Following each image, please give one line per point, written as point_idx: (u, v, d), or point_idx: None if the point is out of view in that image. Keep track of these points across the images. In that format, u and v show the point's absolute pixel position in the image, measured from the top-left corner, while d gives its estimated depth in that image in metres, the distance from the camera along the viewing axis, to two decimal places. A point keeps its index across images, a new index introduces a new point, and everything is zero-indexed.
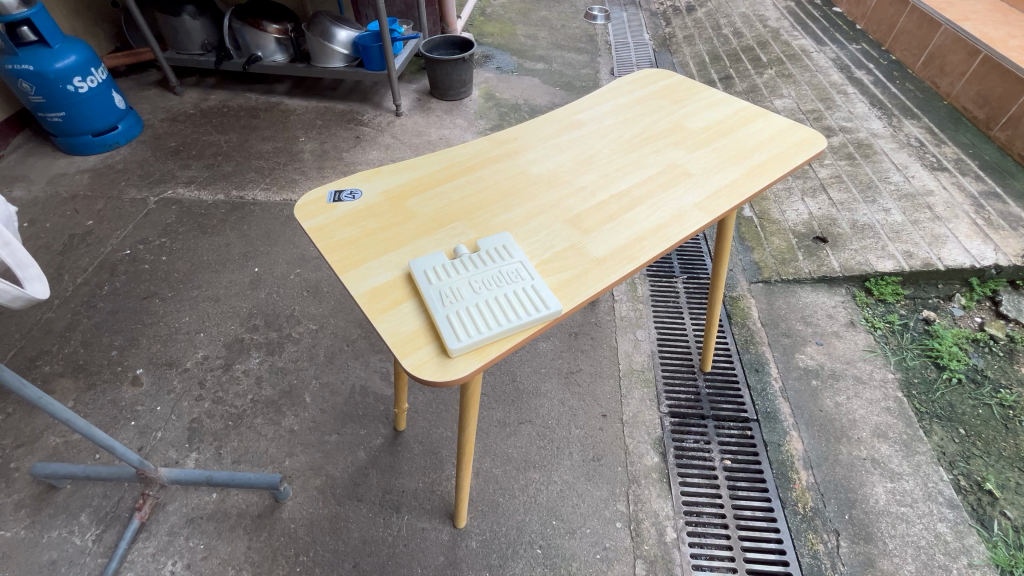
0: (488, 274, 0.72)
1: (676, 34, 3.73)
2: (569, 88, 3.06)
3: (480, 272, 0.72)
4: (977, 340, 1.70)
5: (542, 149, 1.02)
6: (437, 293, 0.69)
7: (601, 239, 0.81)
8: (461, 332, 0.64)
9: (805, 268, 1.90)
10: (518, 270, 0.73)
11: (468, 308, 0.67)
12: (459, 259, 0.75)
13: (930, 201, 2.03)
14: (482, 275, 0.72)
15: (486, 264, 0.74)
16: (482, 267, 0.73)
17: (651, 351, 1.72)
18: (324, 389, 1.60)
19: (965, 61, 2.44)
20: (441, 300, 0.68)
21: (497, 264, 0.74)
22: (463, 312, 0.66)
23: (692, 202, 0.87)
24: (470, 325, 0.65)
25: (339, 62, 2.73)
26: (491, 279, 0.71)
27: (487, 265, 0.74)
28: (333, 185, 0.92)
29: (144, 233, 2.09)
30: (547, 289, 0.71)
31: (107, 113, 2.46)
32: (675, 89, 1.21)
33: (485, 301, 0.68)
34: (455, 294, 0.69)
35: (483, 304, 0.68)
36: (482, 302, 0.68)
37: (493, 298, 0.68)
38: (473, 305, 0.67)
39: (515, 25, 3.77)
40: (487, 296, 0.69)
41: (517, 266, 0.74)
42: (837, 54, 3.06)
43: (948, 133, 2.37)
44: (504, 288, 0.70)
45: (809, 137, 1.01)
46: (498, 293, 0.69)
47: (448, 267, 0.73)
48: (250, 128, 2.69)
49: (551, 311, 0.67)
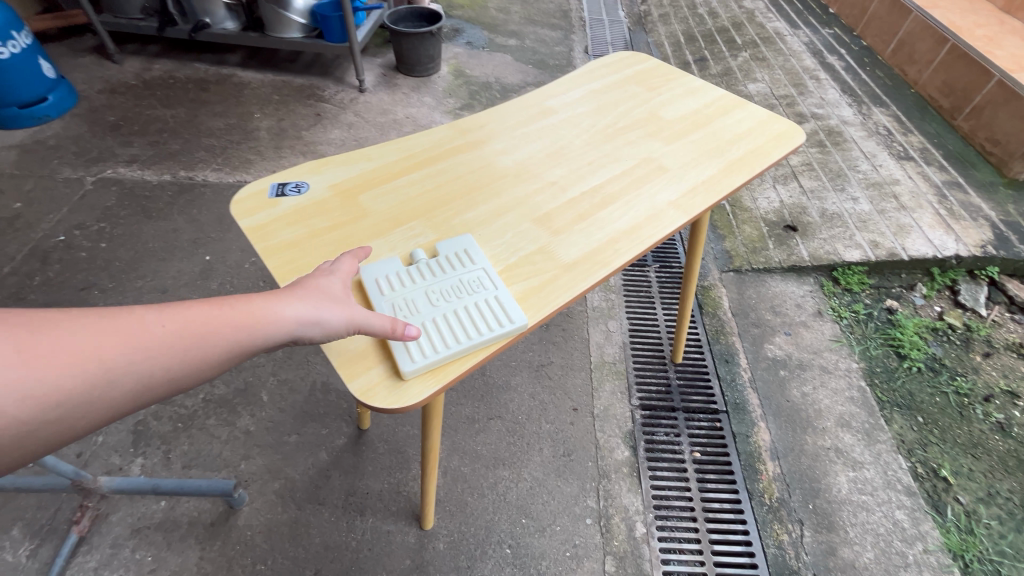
0: (447, 283, 0.67)
1: (651, 12, 3.64)
2: (542, 66, 2.96)
3: (438, 282, 0.67)
4: (937, 329, 1.74)
5: (511, 139, 0.95)
6: (389, 307, 0.63)
7: (572, 240, 0.75)
8: (416, 353, 0.59)
9: (775, 257, 1.90)
10: (480, 280, 0.68)
11: (423, 324, 0.62)
12: (415, 265, 0.69)
13: (896, 190, 2.06)
14: (441, 285, 0.66)
15: (445, 272, 0.68)
16: (441, 276, 0.68)
17: (623, 343, 1.70)
18: (282, 386, 1.51)
19: (933, 49, 2.47)
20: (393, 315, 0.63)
21: (457, 273, 0.68)
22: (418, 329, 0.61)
23: (668, 200, 0.82)
24: (426, 343, 0.60)
25: (296, 32, 2.55)
26: (450, 290, 0.66)
27: (447, 274, 0.68)
28: (276, 177, 0.83)
29: (81, 217, 1.92)
30: (514, 299, 0.67)
31: (33, 82, 2.23)
32: (651, 74, 1.14)
33: (442, 317, 0.63)
34: (409, 307, 0.63)
35: (440, 321, 0.62)
36: (438, 317, 0.63)
37: (453, 312, 0.63)
38: (429, 320, 0.62)
39: None
40: (445, 310, 0.63)
41: (480, 273, 0.69)
42: (810, 38, 3.05)
43: (915, 122, 2.40)
44: (464, 300, 0.65)
45: (788, 131, 0.97)
46: (457, 306, 0.64)
47: (399, 273, 0.68)
48: (198, 101, 2.50)
49: (515, 327, 0.63)
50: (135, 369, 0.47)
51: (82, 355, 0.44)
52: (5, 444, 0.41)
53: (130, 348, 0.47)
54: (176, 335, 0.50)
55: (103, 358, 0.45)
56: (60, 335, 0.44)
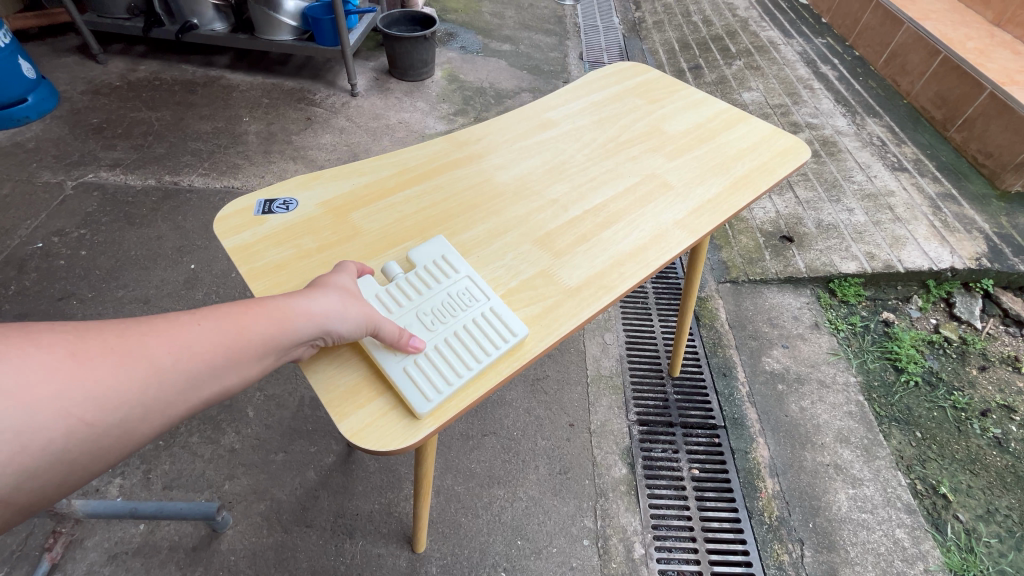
0: (446, 309, 0.65)
1: (646, 19, 3.63)
2: (537, 72, 2.94)
3: (436, 306, 0.65)
4: (933, 342, 1.73)
5: (510, 153, 0.91)
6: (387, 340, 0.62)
7: (575, 263, 0.73)
8: (419, 391, 0.58)
9: (771, 268, 1.89)
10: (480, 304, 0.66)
11: (424, 358, 0.61)
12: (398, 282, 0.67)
13: (891, 201, 2.05)
14: (440, 310, 0.65)
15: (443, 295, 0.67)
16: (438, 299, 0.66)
17: (620, 356, 1.67)
18: (269, 402, 1.46)
19: (925, 61, 2.48)
20: (392, 349, 0.61)
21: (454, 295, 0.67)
22: (419, 364, 0.60)
23: (673, 219, 0.79)
24: (427, 381, 0.58)
25: (286, 35, 2.50)
26: (450, 315, 0.64)
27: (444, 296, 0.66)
28: (263, 193, 0.79)
29: (59, 223, 1.85)
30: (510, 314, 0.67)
31: (12, 83, 2.16)
32: (652, 86, 1.12)
33: (443, 349, 0.61)
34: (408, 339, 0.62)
35: (441, 353, 0.61)
36: (440, 349, 0.61)
37: (453, 343, 0.62)
38: (431, 353, 0.61)
39: (480, 2, 3.58)
40: (445, 341, 0.62)
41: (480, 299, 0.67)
42: (803, 48, 3.06)
43: (908, 133, 2.41)
44: (466, 328, 0.63)
45: (793, 147, 0.94)
46: (458, 337, 0.63)
47: (376, 293, 0.65)
48: (185, 104, 2.44)
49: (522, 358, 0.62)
50: (185, 367, 0.48)
51: (133, 356, 0.46)
52: (82, 446, 0.43)
53: (175, 346, 0.48)
54: (215, 336, 0.51)
55: (153, 357, 0.47)
56: (111, 340, 0.46)
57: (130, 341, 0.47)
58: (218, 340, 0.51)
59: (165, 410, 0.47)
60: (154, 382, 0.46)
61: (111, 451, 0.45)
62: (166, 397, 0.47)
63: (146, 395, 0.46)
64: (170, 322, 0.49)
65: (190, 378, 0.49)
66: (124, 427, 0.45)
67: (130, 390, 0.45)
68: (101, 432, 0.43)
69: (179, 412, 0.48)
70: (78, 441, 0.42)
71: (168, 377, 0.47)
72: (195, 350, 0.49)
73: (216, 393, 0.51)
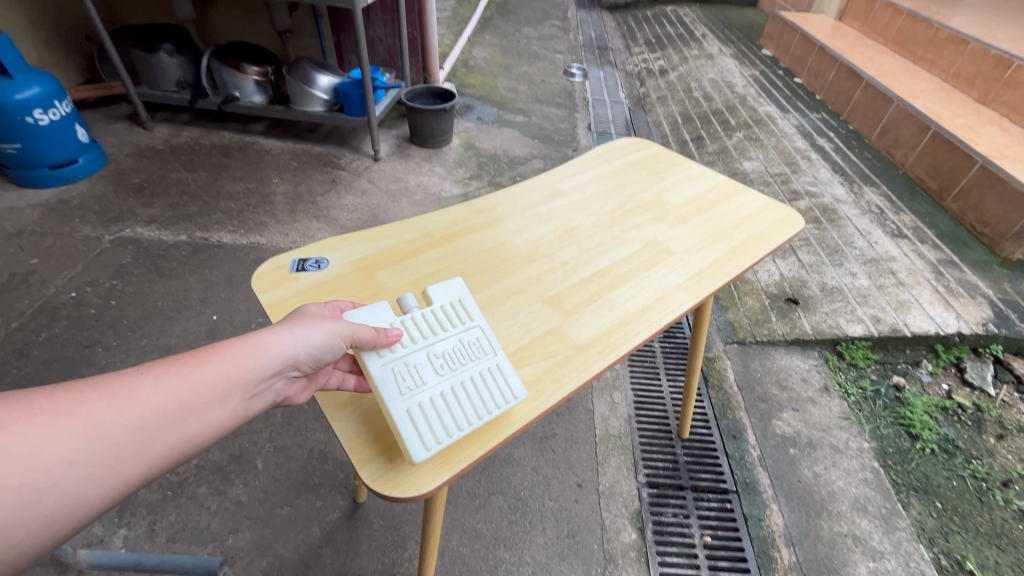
0: (452, 352, 0.68)
1: (650, 94, 3.90)
2: (548, 141, 3.13)
3: (443, 349, 0.67)
4: (946, 408, 1.71)
5: (523, 220, 0.99)
6: (393, 380, 0.62)
7: (583, 322, 0.77)
8: (426, 437, 0.60)
9: (778, 330, 1.91)
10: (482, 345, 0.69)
11: (428, 402, 0.62)
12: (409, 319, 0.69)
13: (893, 266, 2.10)
14: (447, 354, 0.67)
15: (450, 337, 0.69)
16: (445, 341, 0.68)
17: (628, 416, 1.66)
18: (278, 454, 1.47)
19: (917, 135, 2.62)
20: (397, 390, 0.62)
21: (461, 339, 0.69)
22: (425, 408, 0.62)
23: (675, 282, 0.85)
24: (435, 428, 0.61)
25: (318, 106, 2.73)
26: (456, 360, 0.67)
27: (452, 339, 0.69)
28: (296, 252, 0.86)
29: (94, 274, 1.96)
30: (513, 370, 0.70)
31: (67, 146, 2.36)
32: (654, 160, 1.21)
33: (449, 393, 0.64)
34: (414, 380, 0.63)
35: (448, 398, 0.63)
36: (446, 394, 0.63)
37: (459, 390, 0.64)
38: (437, 397, 0.63)
39: (496, 78, 3.88)
40: (451, 387, 0.64)
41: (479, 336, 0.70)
42: (800, 122, 3.25)
43: (905, 201, 2.50)
44: (472, 374, 0.66)
45: (787, 217, 1.01)
46: (465, 383, 0.65)
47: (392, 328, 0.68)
48: (220, 167, 2.62)
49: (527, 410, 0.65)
50: (129, 417, 0.48)
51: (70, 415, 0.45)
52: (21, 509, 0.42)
53: (118, 399, 0.48)
54: (162, 383, 0.51)
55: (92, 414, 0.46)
56: (44, 403, 0.45)
57: (70, 398, 0.46)
58: (164, 388, 0.50)
59: (116, 463, 0.46)
60: (95, 436, 0.46)
61: (62, 513, 0.44)
62: (112, 450, 0.46)
63: (87, 450, 0.45)
64: (113, 377, 0.49)
65: (139, 429, 0.48)
66: (69, 487, 0.44)
67: (67, 448, 0.44)
68: (38, 493, 0.42)
69: (133, 467, 0.47)
70: (14, 506, 0.41)
71: (109, 430, 0.46)
72: (137, 401, 0.49)
73: (172, 444, 0.50)
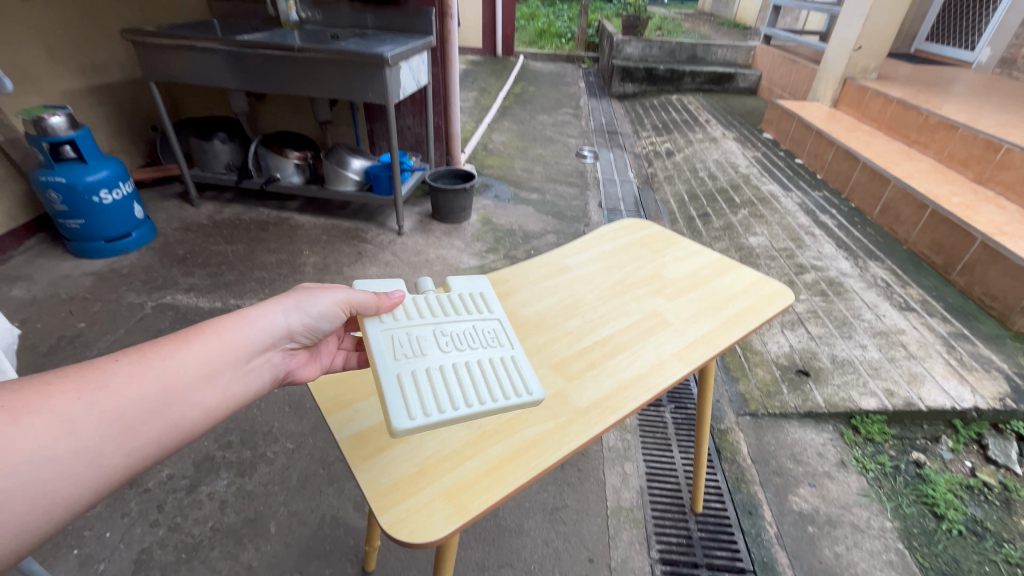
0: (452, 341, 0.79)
1: (657, 174, 4.14)
2: (561, 217, 3.32)
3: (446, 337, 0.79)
4: (972, 487, 1.66)
5: (532, 291, 1.09)
6: (395, 349, 0.74)
7: (586, 386, 0.84)
8: (409, 407, 0.66)
9: (790, 402, 1.92)
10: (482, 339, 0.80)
11: (418, 374, 0.71)
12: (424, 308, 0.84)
13: (903, 339, 2.12)
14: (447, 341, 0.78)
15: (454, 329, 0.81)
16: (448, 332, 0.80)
17: (640, 488, 1.65)
18: (291, 518, 1.49)
19: (916, 212, 2.73)
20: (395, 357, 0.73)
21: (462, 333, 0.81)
22: (413, 377, 0.70)
23: (671, 351, 0.92)
24: (421, 404, 0.67)
25: (350, 186, 2.99)
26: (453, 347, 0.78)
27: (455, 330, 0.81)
28: None
29: (134, 338, 2.10)
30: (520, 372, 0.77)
31: (123, 222, 2.61)
32: (654, 239, 1.32)
33: (439, 370, 0.72)
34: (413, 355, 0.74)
35: (437, 374, 0.72)
36: (436, 370, 0.72)
37: (450, 371, 0.73)
38: (426, 371, 0.72)
39: (513, 160, 4.20)
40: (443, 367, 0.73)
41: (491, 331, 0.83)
42: (802, 200, 3.40)
43: (911, 275, 2.55)
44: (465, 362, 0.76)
45: (778, 291, 1.09)
46: (458, 370, 0.74)
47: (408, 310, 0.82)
48: (257, 240, 2.85)
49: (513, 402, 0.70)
50: (109, 408, 0.52)
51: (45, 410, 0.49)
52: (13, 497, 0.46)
53: (91, 392, 0.52)
54: (139, 374, 0.55)
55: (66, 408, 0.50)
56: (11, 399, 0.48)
57: (34, 396, 0.49)
58: (137, 378, 0.55)
59: (105, 448, 0.51)
60: (69, 431, 0.49)
61: (50, 508, 0.48)
62: (97, 437, 0.51)
63: (67, 441, 0.49)
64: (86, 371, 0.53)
65: (117, 419, 0.52)
66: (50, 481, 0.48)
67: (49, 440, 0.48)
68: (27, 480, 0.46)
69: (119, 450, 0.53)
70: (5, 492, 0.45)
71: (88, 421, 0.51)
72: (109, 394, 0.53)
73: (158, 429, 0.56)
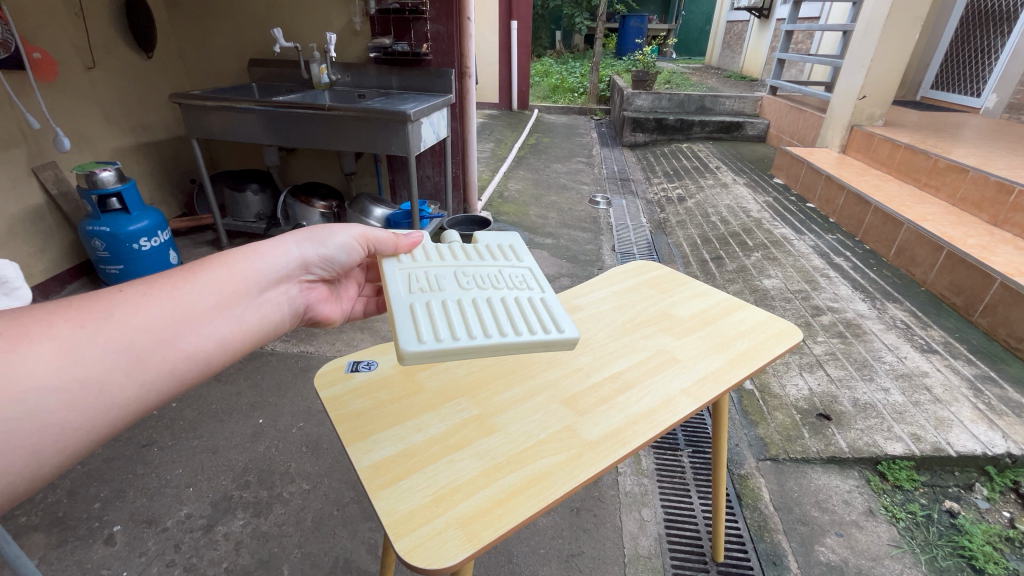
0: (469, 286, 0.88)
1: (669, 219, 4.22)
2: (575, 261, 3.39)
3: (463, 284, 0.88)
4: (1012, 539, 1.57)
5: None
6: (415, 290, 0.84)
7: (596, 421, 0.86)
8: (419, 330, 0.75)
9: (812, 446, 1.87)
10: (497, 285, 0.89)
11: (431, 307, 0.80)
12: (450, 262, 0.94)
13: (927, 382, 2.08)
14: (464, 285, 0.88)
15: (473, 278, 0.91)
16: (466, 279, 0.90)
17: (658, 536, 1.60)
18: (305, 560, 1.48)
19: (932, 254, 2.72)
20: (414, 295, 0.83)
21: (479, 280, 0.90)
22: (424, 308, 0.80)
23: (680, 387, 0.94)
24: (429, 329, 0.75)
25: None
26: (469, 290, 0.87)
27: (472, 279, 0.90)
28: (352, 355, 1.03)
29: None
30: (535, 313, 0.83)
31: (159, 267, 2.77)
32: (662, 280, 1.36)
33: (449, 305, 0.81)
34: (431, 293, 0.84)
35: (447, 307, 0.81)
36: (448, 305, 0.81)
37: (459, 308, 0.81)
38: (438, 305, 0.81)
39: (528, 206, 4.34)
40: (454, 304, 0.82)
41: (513, 278, 0.92)
42: (815, 243, 3.41)
43: (932, 317, 2.52)
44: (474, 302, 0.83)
45: (786, 329, 1.11)
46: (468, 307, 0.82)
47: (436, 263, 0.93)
48: None
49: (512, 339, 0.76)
50: (120, 335, 0.60)
51: (55, 339, 0.56)
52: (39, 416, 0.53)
53: (95, 324, 0.59)
54: (146, 306, 0.64)
55: (72, 338, 0.57)
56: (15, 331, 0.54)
57: (39, 327, 0.55)
58: (141, 310, 0.63)
59: (118, 374, 0.60)
60: (74, 360, 0.56)
61: (66, 435, 0.56)
62: (109, 365, 0.59)
63: (71, 371, 0.56)
64: (90, 306, 0.60)
65: (126, 351, 0.60)
66: (60, 409, 0.54)
67: (62, 370, 0.55)
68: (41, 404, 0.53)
69: (133, 378, 0.61)
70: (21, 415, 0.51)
71: (92, 354, 0.58)
72: (109, 326, 0.60)
73: (165, 360, 0.64)
